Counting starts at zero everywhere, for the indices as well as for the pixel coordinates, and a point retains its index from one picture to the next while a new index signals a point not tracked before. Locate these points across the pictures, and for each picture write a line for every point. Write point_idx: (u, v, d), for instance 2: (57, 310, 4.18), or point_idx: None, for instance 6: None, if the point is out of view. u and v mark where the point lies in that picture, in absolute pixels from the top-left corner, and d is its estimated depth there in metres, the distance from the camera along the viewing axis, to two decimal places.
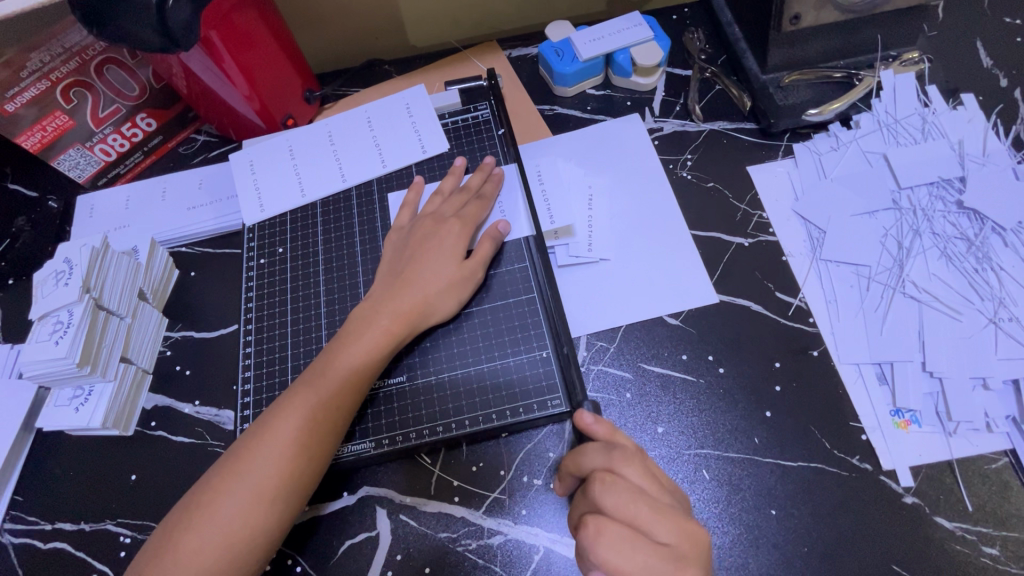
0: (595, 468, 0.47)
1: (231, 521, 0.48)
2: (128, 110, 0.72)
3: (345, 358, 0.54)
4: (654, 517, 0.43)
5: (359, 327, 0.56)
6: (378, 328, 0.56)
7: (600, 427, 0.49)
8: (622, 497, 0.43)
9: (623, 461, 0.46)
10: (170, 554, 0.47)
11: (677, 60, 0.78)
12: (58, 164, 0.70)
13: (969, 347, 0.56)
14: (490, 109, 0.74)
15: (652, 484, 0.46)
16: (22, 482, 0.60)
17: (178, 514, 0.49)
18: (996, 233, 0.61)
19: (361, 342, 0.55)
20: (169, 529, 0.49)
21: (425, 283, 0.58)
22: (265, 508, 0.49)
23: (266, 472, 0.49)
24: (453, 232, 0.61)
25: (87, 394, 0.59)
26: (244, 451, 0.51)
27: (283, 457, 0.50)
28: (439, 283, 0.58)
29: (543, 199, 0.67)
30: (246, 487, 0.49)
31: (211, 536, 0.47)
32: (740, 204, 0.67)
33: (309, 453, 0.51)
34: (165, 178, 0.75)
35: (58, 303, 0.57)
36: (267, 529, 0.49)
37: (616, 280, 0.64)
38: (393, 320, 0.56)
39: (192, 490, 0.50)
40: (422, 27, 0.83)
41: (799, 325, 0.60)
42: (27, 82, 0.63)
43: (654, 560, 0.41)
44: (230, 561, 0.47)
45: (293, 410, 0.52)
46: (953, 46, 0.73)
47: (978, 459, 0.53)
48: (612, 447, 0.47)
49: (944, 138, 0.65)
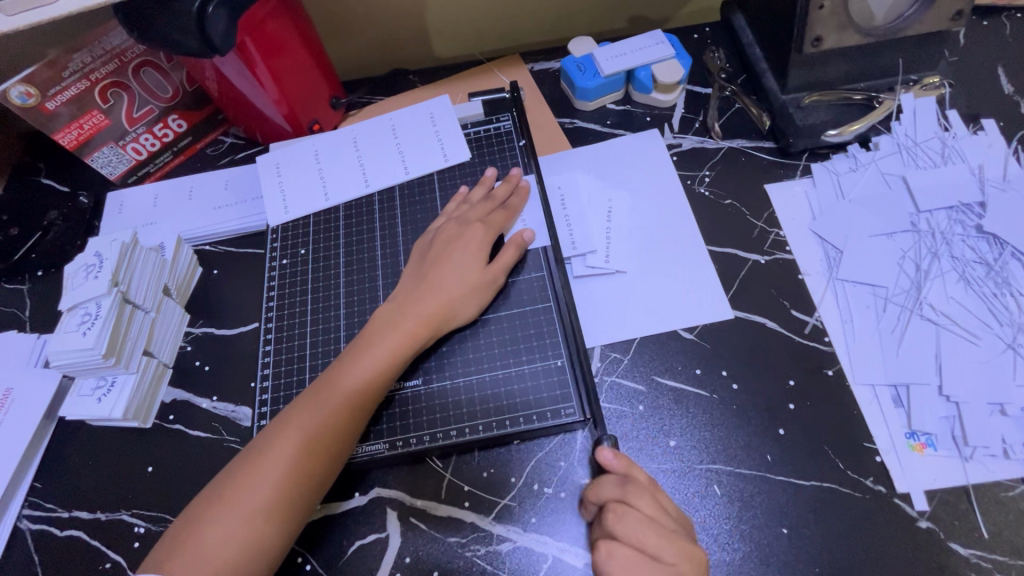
0: (608, 498, 0.50)
1: (247, 517, 0.49)
2: (160, 111, 0.74)
3: (367, 357, 0.55)
4: (660, 543, 0.46)
5: (385, 328, 0.57)
6: (404, 327, 0.57)
7: (619, 461, 0.51)
8: (631, 526, 0.47)
9: (636, 493, 0.49)
10: (192, 548, 0.48)
11: (698, 78, 0.79)
12: (91, 161, 0.72)
13: (986, 371, 0.56)
14: (512, 121, 0.75)
15: (662, 513, 0.49)
16: (41, 469, 0.61)
17: (199, 508, 0.50)
18: (1016, 257, 0.61)
19: (386, 343, 0.56)
20: (191, 522, 0.49)
21: (443, 291, 0.59)
22: (281, 505, 0.49)
23: (284, 469, 0.50)
24: (476, 236, 0.62)
25: (110, 385, 0.60)
26: (266, 445, 0.51)
27: (300, 453, 0.51)
28: (459, 287, 0.59)
29: (564, 223, 0.68)
30: (264, 484, 0.50)
31: (234, 531, 0.48)
32: (757, 222, 0.67)
33: (324, 449, 0.51)
34: (192, 179, 0.77)
35: (87, 295, 0.58)
36: (281, 529, 0.49)
37: (631, 293, 0.64)
38: (417, 322, 0.57)
39: (213, 484, 0.51)
40: (447, 38, 0.86)
41: (815, 343, 0.60)
42: (68, 82, 0.65)
43: None
44: (243, 559, 0.48)
45: (315, 407, 0.53)
46: (974, 72, 0.74)
47: (995, 485, 0.52)
48: (629, 477, 0.50)
49: (963, 163, 0.65)
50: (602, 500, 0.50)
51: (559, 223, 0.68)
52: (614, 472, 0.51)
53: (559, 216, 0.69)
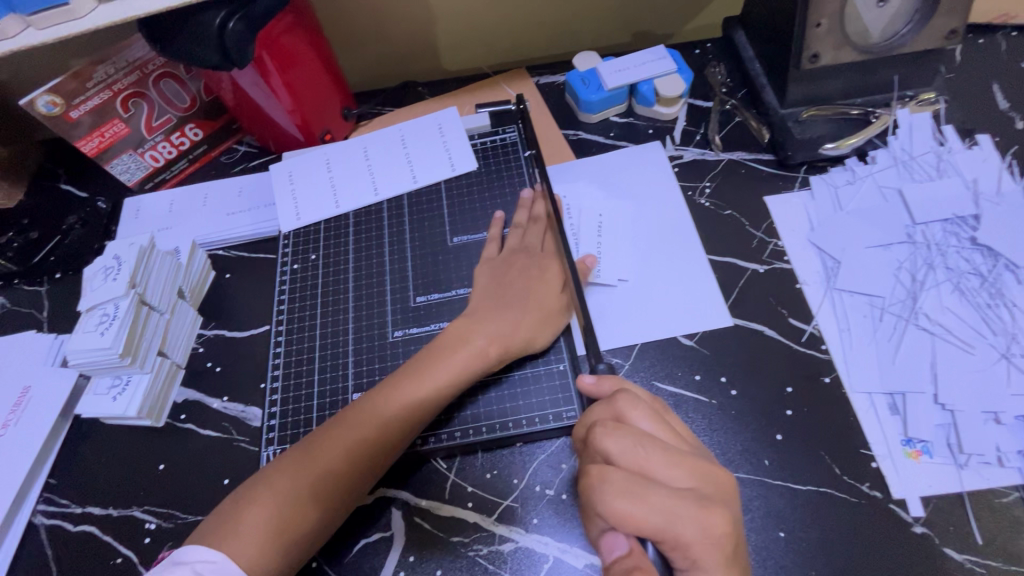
0: (602, 419, 0.46)
1: (286, 506, 0.51)
2: (178, 120, 0.76)
3: (431, 376, 0.57)
4: (665, 464, 0.41)
5: (454, 344, 0.59)
6: (474, 346, 0.58)
7: (604, 385, 0.51)
8: (630, 443, 0.42)
9: (631, 408, 0.46)
10: (236, 528, 0.50)
11: (699, 92, 0.81)
12: (110, 168, 0.75)
13: (980, 380, 0.57)
14: (517, 132, 0.77)
15: (663, 430, 0.45)
16: (55, 466, 0.63)
17: (249, 491, 0.52)
18: (1010, 269, 0.62)
19: (455, 360, 0.58)
20: (237, 503, 0.51)
21: (507, 318, 0.60)
22: (318, 500, 0.52)
23: (335, 472, 0.52)
24: (549, 273, 0.63)
25: (125, 384, 0.62)
26: (320, 444, 0.54)
27: (347, 455, 0.53)
28: (536, 312, 0.61)
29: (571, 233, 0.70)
30: (305, 477, 0.52)
31: (277, 521, 0.50)
32: (756, 232, 0.69)
33: (374, 459, 0.54)
34: (207, 186, 0.79)
35: (105, 296, 0.60)
36: (315, 523, 0.51)
37: (633, 300, 0.66)
38: (489, 343, 0.59)
39: (267, 471, 0.53)
40: (456, 52, 0.88)
41: (812, 351, 0.61)
42: (91, 92, 0.67)
43: (674, 503, 0.39)
44: (278, 543, 0.50)
45: (377, 416, 0.55)
46: (970, 89, 0.76)
47: (989, 492, 0.53)
48: (615, 395, 0.47)
49: (958, 176, 0.67)
50: (595, 420, 0.47)
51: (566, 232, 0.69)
52: (604, 396, 0.51)
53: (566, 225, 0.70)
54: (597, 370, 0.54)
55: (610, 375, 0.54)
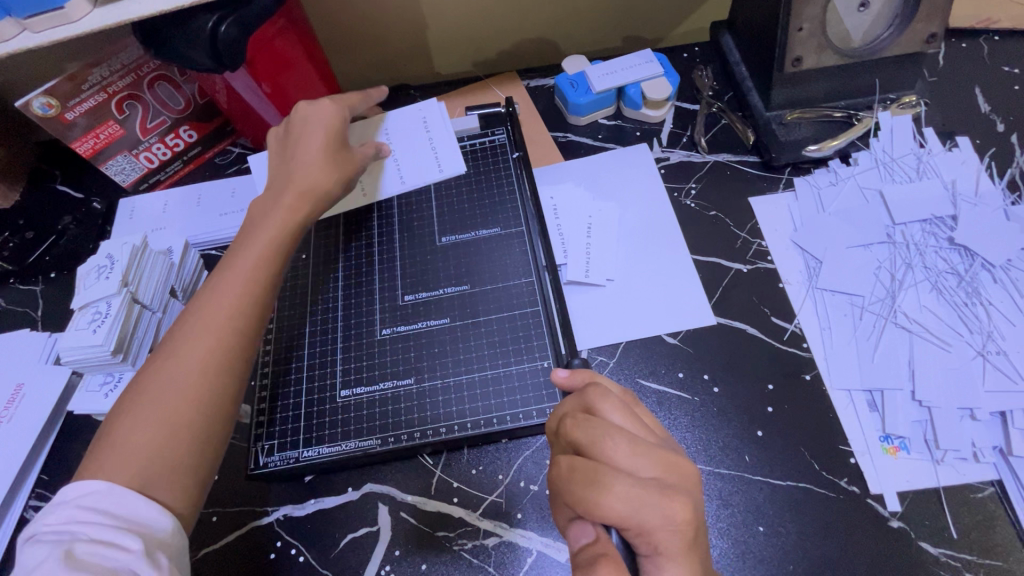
0: (573, 411, 0.46)
1: (170, 404, 0.47)
2: (172, 122, 0.77)
3: (241, 253, 0.55)
4: (633, 455, 0.41)
5: (262, 216, 0.59)
6: (277, 210, 0.59)
7: (575, 378, 0.51)
8: (598, 432, 0.42)
9: (602, 401, 0.46)
10: (116, 439, 0.46)
11: (686, 95, 0.82)
12: (105, 169, 0.76)
13: (957, 377, 0.58)
14: (506, 134, 0.78)
15: (633, 423, 0.45)
16: (48, 462, 0.64)
17: (122, 404, 0.48)
18: (986, 268, 0.63)
19: (262, 233, 0.57)
20: (113, 419, 0.47)
21: (316, 164, 0.61)
22: (208, 384, 0.48)
23: (220, 321, 0.51)
24: (330, 117, 0.65)
25: (117, 381, 0.63)
26: (185, 331, 0.50)
27: (220, 331, 0.50)
28: (320, 172, 0.62)
29: (558, 233, 0.71)
30: (186, 369, 0.48)
31: (159, 418, 0.46)
32: (740, 232, 0.70)
33: (251, 315, 0.52)
34: (201, 186, 0.80)
35: (98, 294, 0.61)
36: (218, 388, 0.49)
37: (619, 299, 0.67)
38: (290, 198, 0.59)
39: (137, 377, 0.49)
40: (448, 56, 0.89)
41: (794, 350, 0.62)
42: (87, 94, 0.68)
43: (639, 492, 0.39)
44: (176, 446, 0.46)
45: (228, 285, 0.53)
46: (952, 92, 0.77)
47: (965, 487, 0.54)
48: (586, 388, 0.47)
49: (937, 178, 0.68)
50: (565, 413, 0.47)
51: (552, 234, 0.71)
52: (575, 390, 0.51)
53: (553, 226, 0.72)
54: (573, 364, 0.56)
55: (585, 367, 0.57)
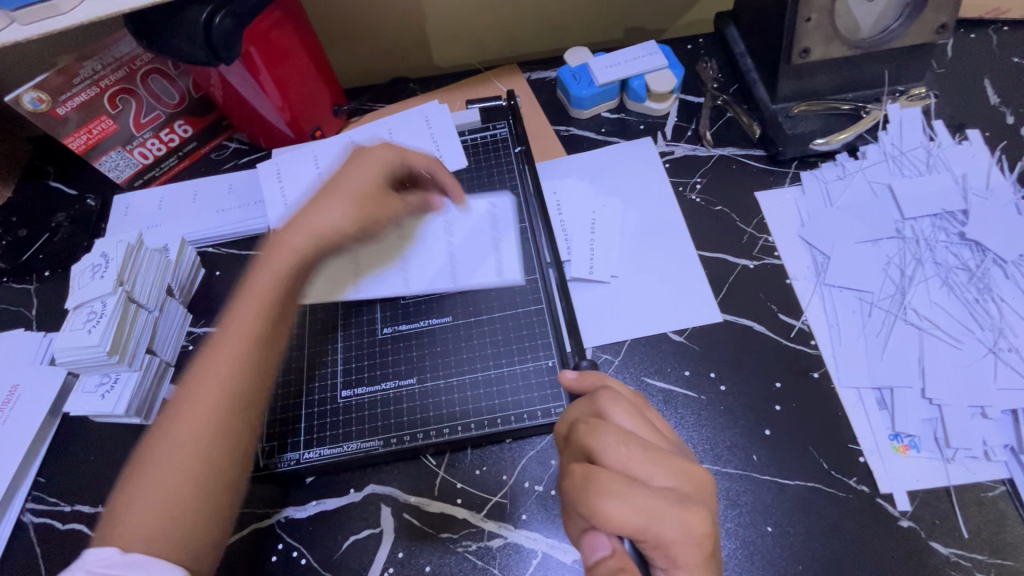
0: (583, 415, 0.45)
1: (176, 471, 0.46)
2: (166, 116, 0.76)
3: (245, 304, 0.53)
4: (649, 464, 0.40)
5: (264, 257, 0.55)
6: (271, 252, 0.55)
7: (583, 380, 0.50)
8: (612, 440, 0.41)
9: (612, 406, 0.44)
10: (123, 509, 0.45)
11: (690, 87, 0.81)
12: (99, 165, 0.74)
13: (968, 375, 0.57)
14: (508, 128, 0.77)
15: (643, 427, 0.44)
16: (45, 465, 0.63)
17: (130, 471, 0.47)
18: (997, 264, 0.62)
19: (257, 274, 0.54)
20: (123, 487, 0.46)
21: (336, 206, 0.57)
22: (209, 449, 0.47)
23: (215, 384, 0.49)
24: (367, 159, 0.60)
25: (113, 382, 0.61)
26: (188, 393, 0.49)
27: (221, 393, 0.48)
28: (348, 216, 0.57)
29: (562, 232, 0.69)
30: (187, 433, 0.47)
31: (163, 486, 0.45)
32: (746, 227, 0.69)
33: (250, 377, 0.50)
34: (197, 182, 0.79)
35: (93, 293, 0.60)
36: (216, 455, 0.47)
37: (624, 297, 0.66)
38: (283, 241, 0.55)
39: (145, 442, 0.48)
40: (447, 48, 0.88)
41: (802, 347, 0.61)
42: (78, 88, 0.67)
43: (658, 504, 0.39)
44: (186, 514, 0.45)
45: (227, 343, 0.51)
46: (961, 83, 0.76)
47: (976, 486, 0.54)
48: (596, 392, 0.46)
49: (947, 172, 0.67)
50: (575, 418, 0.45)
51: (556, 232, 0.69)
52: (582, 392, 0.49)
53: (556, 223, 0.70)
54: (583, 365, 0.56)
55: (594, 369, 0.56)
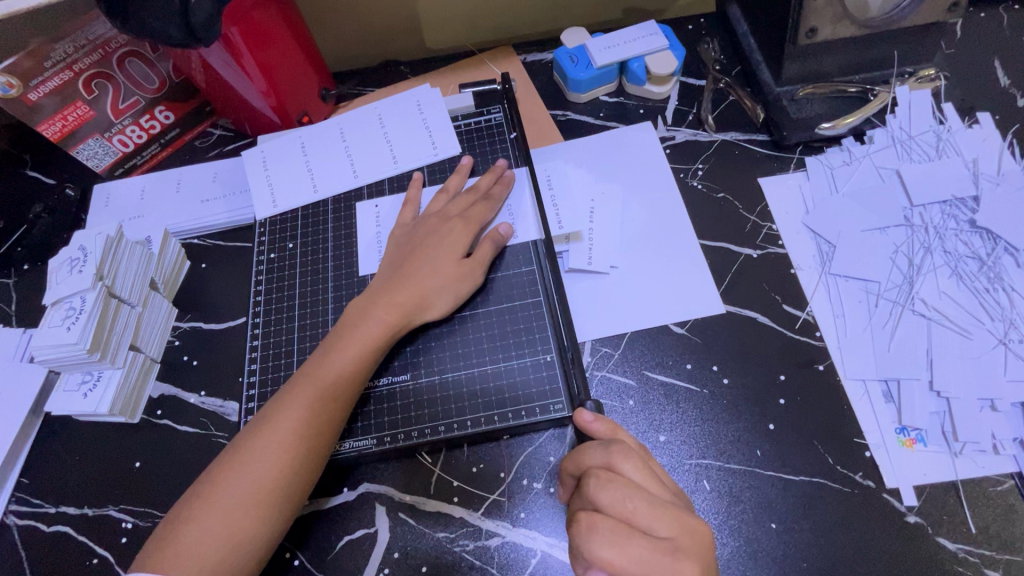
0: (595, 465, 0.46)
1: (233, 516, 0.48)
2: (146, 102, 0.73)
3: (326, 368, 0.54)
4: (651, 516, 0.42)
5: (358, 318, 0.57)
6: (376, 316, 0.57)
7: (600, 425, 0.50)
8: (619, 494, 0.43)
9: (623, 457, 0.45)
10: (174, 546, 0.48)
11: (692, 69, 0.78)
12: (76, 153, 0.71)
13: (978, 367, 0.55)
14: (503, 113, 0.74)
15: (652, 479, 0.45)
16: (27, 465, 0.61)
17: (183, 506, 0.50)
18: (1009, 252, 0.60)
19: (358, 338, 0.56)
20: (175, 520, 0.49)
21: (429, 282, 0.59)
22: (261, 508, 0.49)
23: (282, 448, 0.50)
24: (456, 232, 0.62)
25: (96, 380, 0.59)
26: (250, 442, 0.51)
27: (289, 449, 0.51)
28: (435, 279, 0.59)
29: (552, 204, 0.68)
30: (249, 483, 0.49)
31: (217, 532, 0.48)
32: (749, 215, 0.67)
33: (313, 446, 0.51)
34: (180, 171, 0.76)
35: (71, 289, 0.58)
36: (270, 516, 0.49)
37: (624, 289, 0.64)
38: (389, 309, 0.57)
39: (200, 478, 0.51)
40: (439, 29, 0.85)
41: (806, 338, 0.60)
42: (50, 72, 0.64)
43: (652, 555, 0.40)
44: (236, 561, 0.48)
45: (296, 405, 0.52)
46: (971, 64, 0.73)
47: (984, 480, 0.52)
48: (611, 442, 0.47)
49: (958, 156, 0.65)
50: (587, 465, 0.46)
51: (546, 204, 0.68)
52: (596, 437, 0.50)
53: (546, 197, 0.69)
54: (587, 406, 0.53)
55: (598, 412, 0.53)
